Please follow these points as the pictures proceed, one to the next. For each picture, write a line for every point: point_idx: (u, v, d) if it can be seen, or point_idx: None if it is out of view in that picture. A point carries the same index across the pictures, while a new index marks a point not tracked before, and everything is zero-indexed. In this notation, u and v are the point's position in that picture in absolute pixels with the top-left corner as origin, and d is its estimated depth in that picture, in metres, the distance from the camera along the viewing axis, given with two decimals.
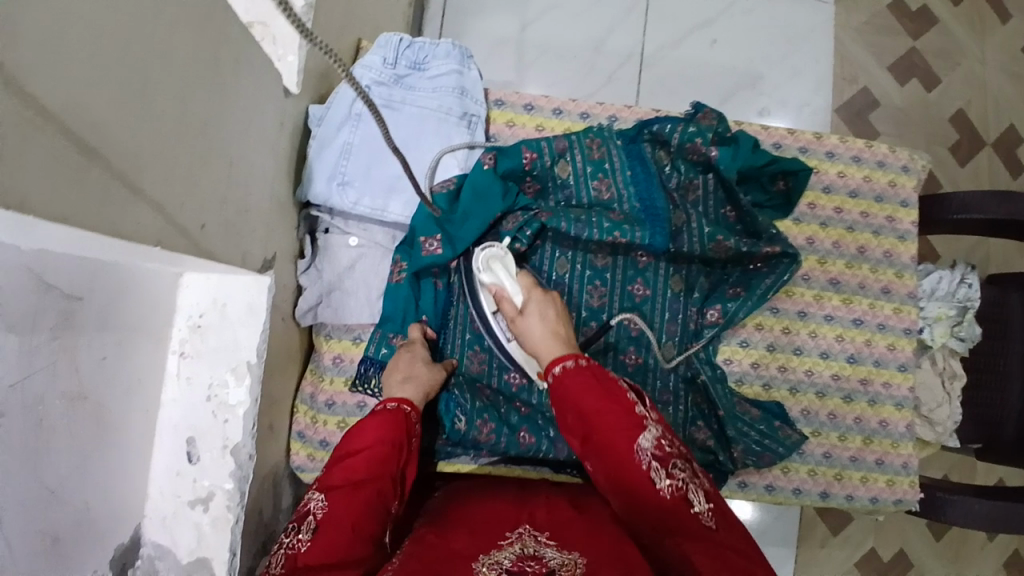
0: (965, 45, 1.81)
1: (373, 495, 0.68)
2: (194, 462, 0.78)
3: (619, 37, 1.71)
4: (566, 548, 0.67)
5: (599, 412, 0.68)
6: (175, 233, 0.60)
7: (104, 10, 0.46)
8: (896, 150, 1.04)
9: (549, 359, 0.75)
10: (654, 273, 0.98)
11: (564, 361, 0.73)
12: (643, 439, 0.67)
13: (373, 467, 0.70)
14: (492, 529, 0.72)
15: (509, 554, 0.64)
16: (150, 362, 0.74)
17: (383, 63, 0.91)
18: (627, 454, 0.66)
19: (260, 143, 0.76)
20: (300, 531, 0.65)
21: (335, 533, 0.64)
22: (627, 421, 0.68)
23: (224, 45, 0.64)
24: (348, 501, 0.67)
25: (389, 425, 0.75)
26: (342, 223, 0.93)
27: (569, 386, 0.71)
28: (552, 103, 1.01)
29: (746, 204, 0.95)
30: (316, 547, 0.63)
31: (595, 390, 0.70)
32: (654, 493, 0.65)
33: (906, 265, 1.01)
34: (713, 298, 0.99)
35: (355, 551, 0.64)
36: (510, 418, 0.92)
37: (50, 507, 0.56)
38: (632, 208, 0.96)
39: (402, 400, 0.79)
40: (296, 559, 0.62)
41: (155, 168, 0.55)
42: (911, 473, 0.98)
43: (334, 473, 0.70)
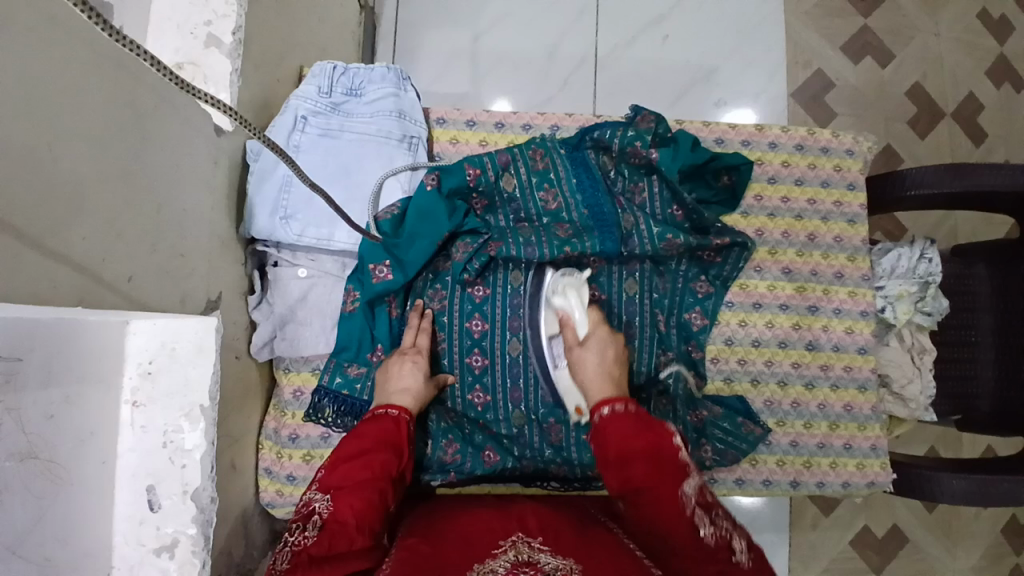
0: (915, 21, 1.83)
1: (376, 494, 0.71)
2: (156, 510, 0.77)
3: (571, 41, 1.72)
4: (562, 554, 0.66)
5: (643, 452, 0.68)
6: (97, 286, 0.61)
7: None
8: (838, 135, 1.05)
9: (598, 398, 0.77)
10: (607, 279, 0.97)
11: (615, 403, 0.75)
12: (687, 484, 0.66)
13: (377, 468, 0.74)
14: (484, 538, 0.71)
15: (503, 562, 0.64)
16: (102, 412, 0.72)
17: (319, 92, 0.91)
18: (671, 503, 0.64)
19: (194, 186, 0.76)
20: (305, 528, 0.68)
21: (339, 530, 0.67)
22: (669, 468, 0.67)
23: (141, 94, 0.64)
24: (353, 498, 0.70)
25: (392, 431, 0.79)
26: (290, 255, 0.92)
27: (612, 427, 0.72)
28: (493, 117, 1.02)
29: (690, 202, 0.96)
30: (319, 543, 0.65)
31: (640, 433, 0.70)
32: (696, 541, 0.63)
33: (857, 248, 1.03)
34: (684, 303, 1.00)
35: (356, 543, 0.66)
36: (476, 436, 0.93)
37: (10, 565, 0.54)
38: (582, 217, 0.96)
39: (404, 409, 0.83)
40: (301, 553, 0.64)
41: (68, 226, 0.56)
42: (881, 455, 1.00)
43: (336, 473, 0.73)
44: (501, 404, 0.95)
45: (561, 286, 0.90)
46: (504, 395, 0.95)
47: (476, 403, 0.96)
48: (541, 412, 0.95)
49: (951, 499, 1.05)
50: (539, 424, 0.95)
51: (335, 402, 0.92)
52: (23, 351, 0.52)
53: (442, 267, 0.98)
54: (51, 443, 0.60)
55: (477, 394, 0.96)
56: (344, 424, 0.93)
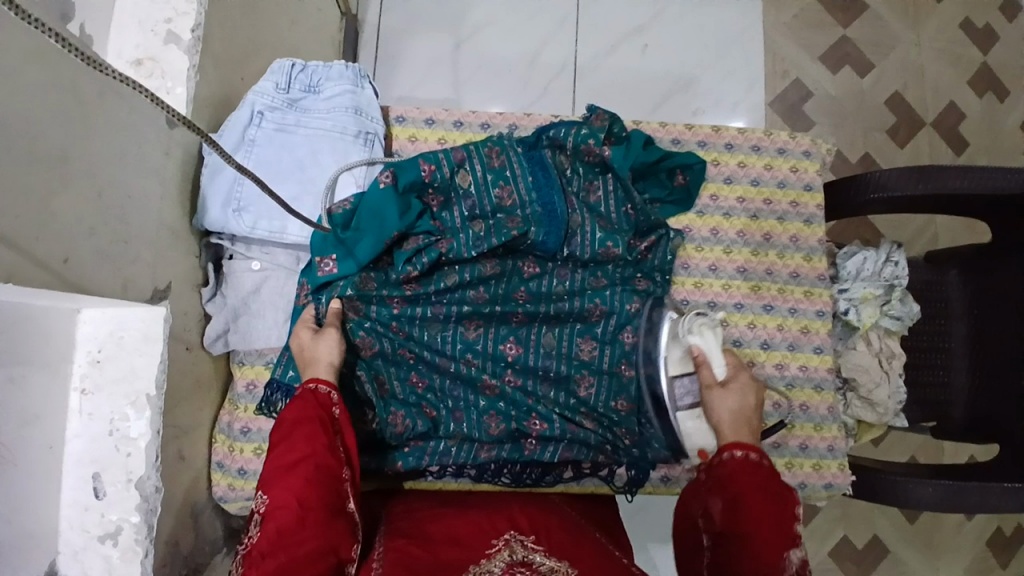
0: (893, 30, 1.84)
1: (309, 471, 0.71)
2: (101, 497, 0.76)
3: (551, 50, 1.74)
4: (552, 553, 0.73)
5: (762, 512, 0.73)
6: (32, 266, 0.62)
7: None
8: (796, 136, 1.06)
9: (730, 440, 0.81)
10: (542, 276, 0.98)
11: (745, 450, 0.79)
12: (792, 552, 0.72)
13: (310, 449, 0.72)
14: (476, 540, 0.77)
15: (498, 563, 0.70)
16: (49, 401, 0.71)
17: (277, 89, 0.93)
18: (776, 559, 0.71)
19: (143, 175, 0.78)
20: (252, 527, 0.69)
21: (282, 518, 0.67)
22: (786, 529, 0.73)
23: (82, 83, 0.67)
24: (287, 485, 0.69)
25: (311, 405, 0.76)
26: (244, 247, 0.94)
27: (744, 476, 0.77)
28: (451, 115, 1.03)
29: (634, 197, 0.98)
30: (266, 538, 0.67)
31: (762, 486, 0.76)
32: None
33: (813, 248, 1.03)
34: (624, 295, 0.97)
35: (307, 522, 0.67)
36: (419, 424, 0.91)
37: None
38: (533, 217, 0.96)
39: (321, 380, 0.79)
40: (253, 553, 0.66)
41: (2, 203, 0.57)
42: (838, 456, 0.99)
43: (267, 465, 0.72)
44: (438, 383, 0.93)
45: (696, 326, 0.92)
46: (441, 381, 0.93)
47: (417, 386, 0.93)
48: (480, 403, 0.93)
49: (929, 506, 1.02)
50: (478, 412, 0.93)
51: (286, 395, 0.91)
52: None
53: (382, 265, 0.96)
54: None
55: (416, 381, 0.93)
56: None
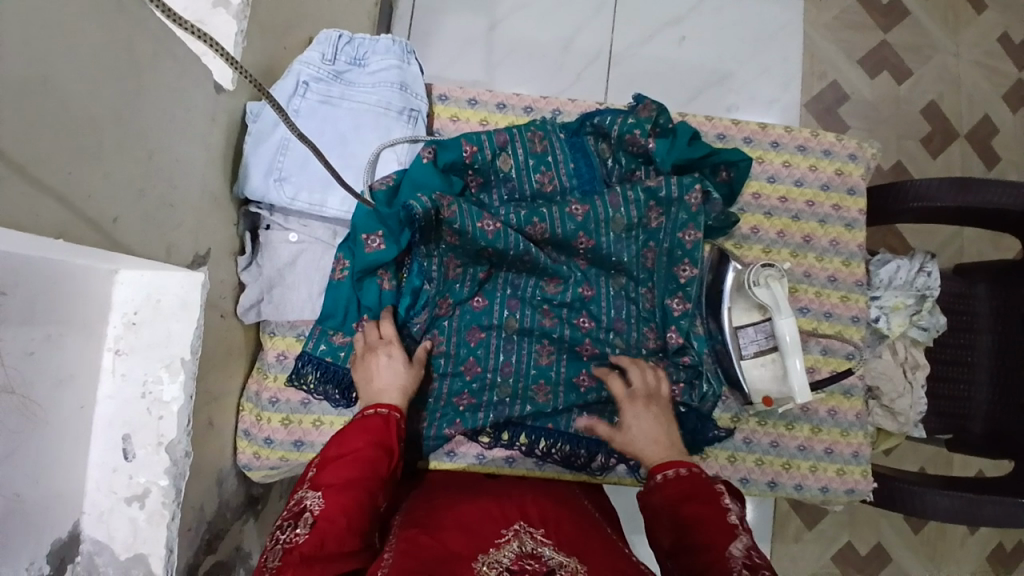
0: (934, 38, 1.81)
1: (365, 492, 0.72)
2: (130, 458, 0.76)
3: (588, 35, 1.71)
4: (564, 550, 0.71)
5: (696, 515, 0.71)
6: (84, 224, 0.62)
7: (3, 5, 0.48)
8: (842, 138, 1.05)
9: (654, 465, 0.81)
10: (568, 291, 0.97)
11: (668, 469, 0.78)
12: (736, 544, 0.66)
13: (371, 469, 0.75)
14: (486, 529, 0.75)
15: (507, 553, 0.69)
16: (84, 358, 0.71)
17: (323, 59, 0.92)
18: (713, 555, 0.65)
19: (189, 140, 0.78)
20: (296, 527, 0.68)
21: (328, 528, 0.67)
22: (724, 524, 0.69)
23: (139, 41, 0.66)
24: (341, 495, 0.70)
25: (377, 432, 0.79)
26: (282, 219, 0.93)
27: (671, 490, 0.76)
28: (495, 97, 1.02)
29: (681, 216, 0.96)
30: (310, 540, 0.65)
31: (693, 497, 0.73)
32: None
33: (853, 253, 1.02)
34: (669, 286, 0.98)
35: (347, 544, 0.67)
36: (485, 399, 0.94)
37: None
38: (573, 235, 0.94)
39: (393, 407, 0.82)
40: (292, 552, 0.64)
41: (56, 158, 0.57)
42: (862, 463, 1.00)
43: (326, 472, 0.74)
44: (489, 375, 0.95)
45: (763, 278, 0.91)
46: (494, 369, 0.95)
47: (466, 372, 0.95)
48: (531, 373, 0.95)
49: (945, 517, 1.01)
50: (528, 386, 0.95)
51: (317, 368, 0.92)
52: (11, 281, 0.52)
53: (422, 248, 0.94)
54: (31, 379, 0.59)
55: (468, 367, 0.95)
56: (323, 389, 0.93)
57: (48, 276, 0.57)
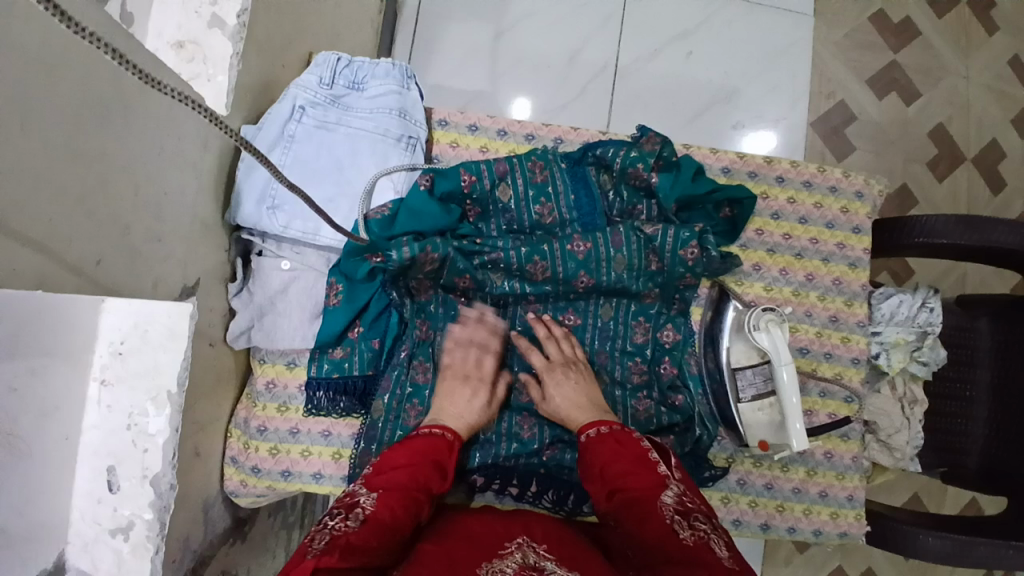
0: (944, 61, 1.78)
1: (417, 501, 0.73)
2: (114, 491, 0.74)
3: (595, 48, 1.68)
4: (564, 564, 0.70)
5: (625, 470, 0.74)
6: (64, 271, 0.60)
7: None
8: (849, 175, 1.03)
9: (582, 424, 0.84)
10: (548, 319, 0.96)
11: (595, 427, 0.81)
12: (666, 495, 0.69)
13: (425, 481, 0.76)
14: (488, 540, 0.74)
15: (510, 565, 0.68)
16: (67, 390, 0.70)
17: (320, 83, 0.90)
18: (652, 512, 0.68)
19: (179, 170, 0.76)
20: (347, 518, 0.67)
21: (383, 526, 0.67)
22: (654, 478, 0.72)
23: (125, 75, 0.64)
24: (398, 502, 0.71)
25: (442, 454, 0.81)
26: (275, 245, 0.91)
27: (597, 449, 0.78)
28: (496, 123, 1.00)
29: (678, 270, 0.95)
30: (364, 533, 0.65)
31: (624, 452, 0.76)
32: (677, 543, 0.63)
33: (856, 293, 1.00)
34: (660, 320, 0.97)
35: (395, 547, 0.67)
36: (468, 433, 0.93)
37: None
38: (574, 274, 0.92)
39: (453, 431, 0.85)
40: (342, 536, 0.63)
41: (35, 206, 0.55)
42: (856, 506, 0.98)
43: (382, 476, 0.74)
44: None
45: (765, 323, 0.89)
46: None
47: None
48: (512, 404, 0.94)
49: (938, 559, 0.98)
50: (512, 418, 0.94)
51: (328, 389, 0.93)
52: None
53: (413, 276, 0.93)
54: (13, 416, 0.58)
55: None
56: (342, 407, 0.93)
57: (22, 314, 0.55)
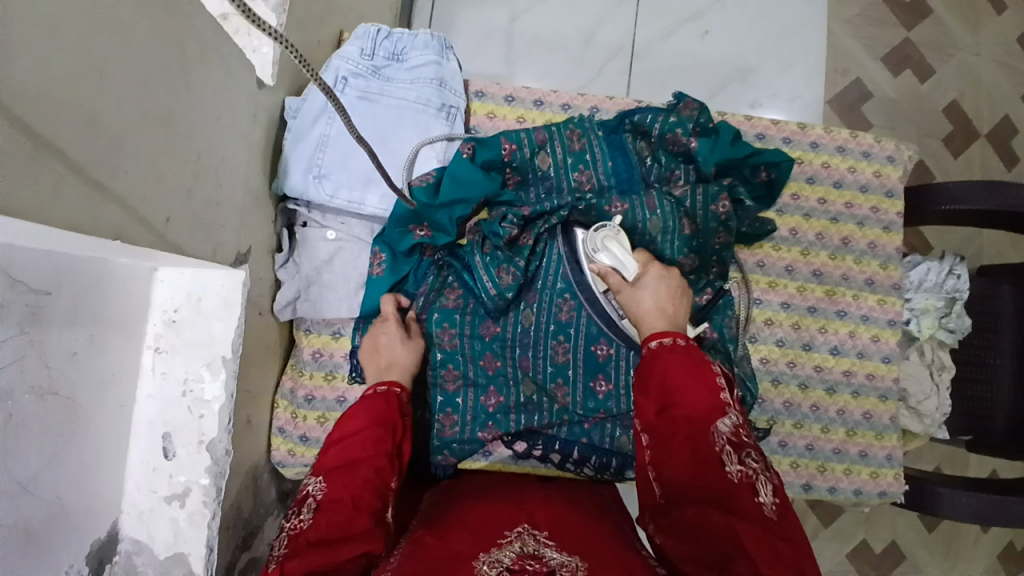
0: (959, 35, 1.79)
1: (372, 472, 0.69)
2: (171, 458, 0.72)
3: (610, 29, 1.69)
4: (566, 549, 0.66)
5: (684, 385, 0.67)
6: (139, 226, 0.62)
7: (67, 8, 0.47)
8: (880, 140, 1.07)
9: (651, 332, 0.76)
10: None
11: (664, 337, 0.73)
12: (721, 423, 0.64)
13: (376, 446, 0.71)
14: (491, 528, 0.70)
15: (508, 553, 0.64)
16: (125, 358, 0.67)
17: (361, 54, 0.92)
18: (701, 446, 0.63)
19: (233, 139, 0.77)
20: (301, 512, 0.64)
21: (337, 510, 0.63)
22: (709, 401, 0.65)
23: (191, 36, 0.64)
24: (352, 481, 0.67)
25: (383, 412, 0.76)
26: (320, 216, 0.94)
27: (662, 358, 0.71)
28: (532, 94, 1.02)
29: (711, 225, 0.95)
30: (316, 525, 0.61)
31: (692, 368, 0.68)
32: (721, 474, 0.60)
33: (890, 256, 1.04)
34: (698, 284, 0.96)
35: (357, 523, 0.62)
36: (512, 398, 0.92)
37: (21, 501, 0.50)
38: None
39: (394, 383, 0.82)
40: (299, 537, 0.60)
41: (114, 163, 0.56)
42: (895, 465, 1.01)
43: (331, 456, 0.70)
44: (511, 370, 0.93)
45: (600, 241, 0.86)
46: (514, 364, 0.93)
47: (488, 368, 0.93)
48: (549, 372, 0.92)
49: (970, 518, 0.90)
50: (546, 385, 0.92)
51: None
52: (55, 281, 0.52)
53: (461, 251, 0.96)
54: (75, 382, 0.57)
55: (488, 361, 0.93)
56: None
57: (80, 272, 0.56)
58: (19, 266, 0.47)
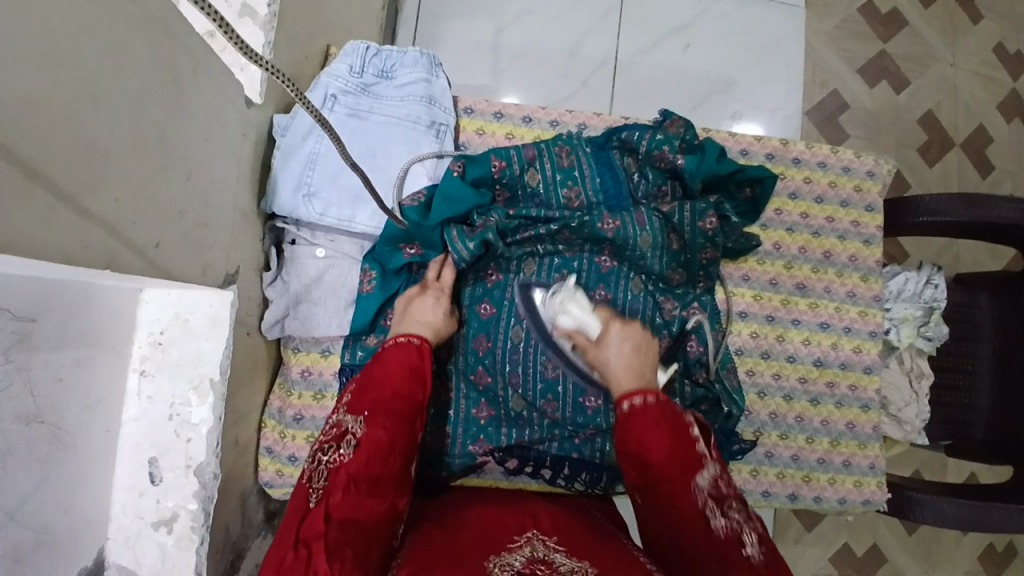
0: (931, 50, 1.84)
1: (406, 418, 0.72)
2: (158, 483, 0.70)
3: (594, 41, 1.71)
4: (575, 554, 0.65)
5: (661, 445, 0.68)
6: (130, 249, 0.61)
7: (59, 36, 0.47)
8: (860, 155, 1.10)
9: (621, 391, 0.75)
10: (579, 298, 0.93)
11: (634, 396, 0.73)
12: (700, 476, 0.68)
13: (407, 396, 0.73)
14: (498, 532, 0.69)
15: (518, 557, 0.62)
16: (112, 379, 0.66)
17: (350, 72, 0.92)
18: (687, 501, 0.66)
19: (222, 158, 0.76)
20: (340, 447, 0.67)
21: (372, 454, 0.67)
22: (684, 462, 0.68)
23: (182, 57, 0.64)
24: (387, 423, 0.70)
25: (414, 364, 0.77)
26: (309, 233, 0.93)
27: (635, 420, 0.71)
28: (521, 110, 1.03)
29: (698, 241, 0.97)
30: (355, 464, 0.66)
31: (665, 425, 0.70)
32: (709, 532, 0.64)
33: (870, 269, 1.07)
34: (687, 297, 0.98)
35: (389, 468, 0.67)
36: (503, 411, 0.93)
37: (8, 533, 0.49)
38: (598, 249, 0.95)
39: (424, 338, 0.81)
40: (340, 471, 0.65)
41: (104, 186, 0.56)
42: (878, 474, 1.03)
43: (367, 397, 0.72)
44: (501, 387, 0.92)
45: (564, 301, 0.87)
46: (505, 381, 0.91)
47: (479, 384, 0.94)
48: (539, 389, 0.90)
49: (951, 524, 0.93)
50: (537, 401, 0.90)
51: None
52: (42, 308, 0.50)
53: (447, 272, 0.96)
54: (62, 407, 0.56)
55: (479, 376, 0.93)
56: None
57: (73, 297, 0.54)
58: (7, 296, 0.45)
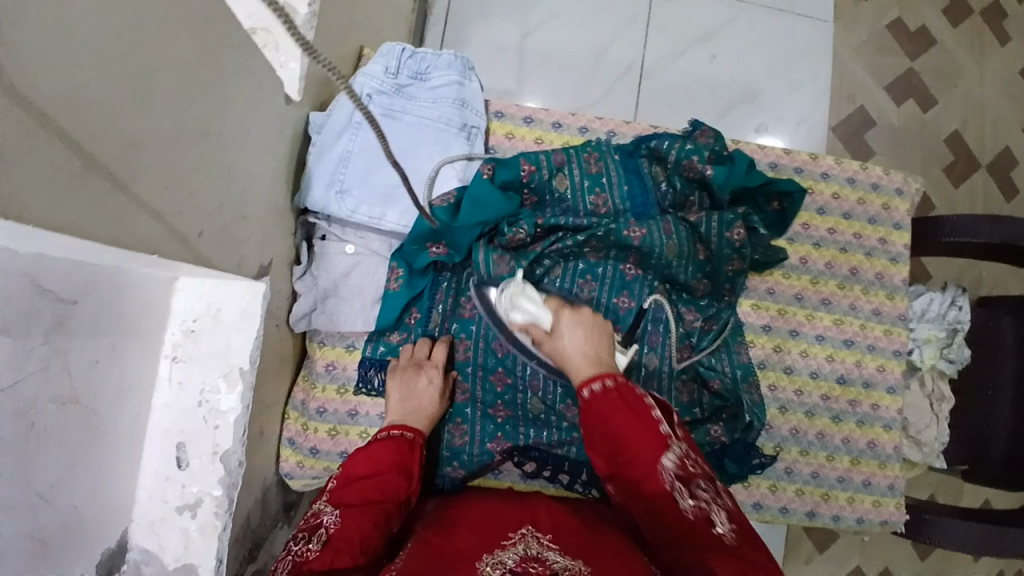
0: (960, 68, 1.83)
1: (381, 514, 0.71)
2: (184, 468, 0.71)
3: (621, 48, 1.72)
4: (569, 553, 0.67)
5: (625, 435, 0.70)
6: (173, 240, 0.63)
7: (120, 31, 0.49)
8: (889, 173, 1.09)
9: (581, 379, 0.78)
10: (603, 304, 0.94)
11: (593, 383, 0.75)
12: (665, 458, 0.68)
13: (388, 492, 0.74)
14: (494, 528, 0.72)
15: (512, 555, 0.65)
16: (144, 366, 0.68)
17: (386, 73, 0.93)
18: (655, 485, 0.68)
19: (261, 154, 0.78)
20: (310, 541, 0.66)
21: (343, 548, 0.65)
22: (649, 445, 0.69)
23: (228, 55, 0.66)
24: (361, 516, 0.69)
25: (399, 457, 0.79)
26: (340, 230, 0.95)
27: (598, 405, 0.73)
28: (551, 116, 1.04)
29: (724, 252, 0.97)
30: (320, 557, 0.63)
31: (624, 410, 0.72)
32: (680, 516, 0.66)
33: (896, 287, 1.06)
34: (708, 308, 0.99)
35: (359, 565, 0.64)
36: (520, 413, 0.93)
37: (41, 512, 0.50)
38: (623, 256, 0.96)
39: (411, 431, 0.84)
40: (302, 565, 0.62)
41: (152, 177, 0.57)
42: (897, 495, 1.02)
43: (348, 491, 0.73)
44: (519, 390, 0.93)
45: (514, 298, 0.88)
46: (524, 385, 0.92)
47: (497, 385, 0.94)
48: (559, 394, 0.91)
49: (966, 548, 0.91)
50: (555, 405, 0.92)
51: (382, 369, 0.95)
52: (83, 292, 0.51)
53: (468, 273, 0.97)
54: (96, 390, 0.57)
55: (496, 378, 0.94)
56: None
57: (110, 283, 0.55)
58: (50, 276, 0.47)
